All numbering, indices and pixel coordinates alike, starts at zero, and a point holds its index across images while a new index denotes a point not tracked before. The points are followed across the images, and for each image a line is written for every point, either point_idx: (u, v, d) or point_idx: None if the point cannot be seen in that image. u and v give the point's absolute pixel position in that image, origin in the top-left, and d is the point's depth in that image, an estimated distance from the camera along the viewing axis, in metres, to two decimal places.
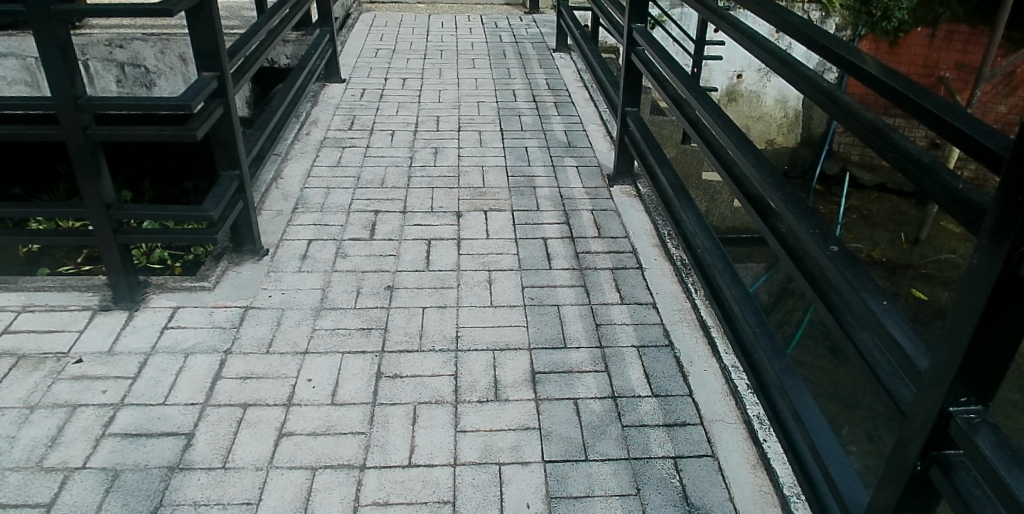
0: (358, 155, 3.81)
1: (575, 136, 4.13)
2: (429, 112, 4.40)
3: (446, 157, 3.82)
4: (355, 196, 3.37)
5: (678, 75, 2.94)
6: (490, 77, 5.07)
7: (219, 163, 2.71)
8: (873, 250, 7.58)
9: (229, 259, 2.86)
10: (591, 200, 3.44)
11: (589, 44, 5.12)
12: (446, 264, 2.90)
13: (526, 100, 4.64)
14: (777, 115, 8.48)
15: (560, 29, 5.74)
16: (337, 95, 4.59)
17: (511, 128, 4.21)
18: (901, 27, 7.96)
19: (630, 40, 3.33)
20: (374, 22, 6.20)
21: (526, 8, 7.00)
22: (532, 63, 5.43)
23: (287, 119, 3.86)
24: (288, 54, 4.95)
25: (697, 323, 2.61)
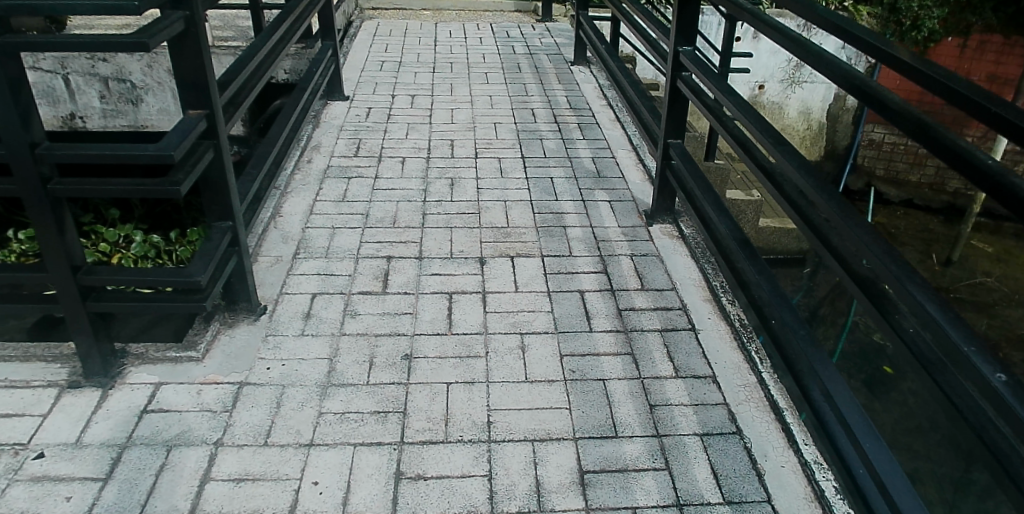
0: (366, 187, 3.43)
1: (604, 165, 3.76)
2: (441, 135, 4.01)
3: (464, 190, 3.44)
4: (364, 239, 3.00)
5: (734, 107, 2.57)
6: (505, 93, 4.69)
7: (209, 213, 2.33)
8: None
9: (221, 320, 2.49)
10: (629, 243, 3.06)
11: (612, 57, 4.72)
12: (470, 325, 2.52)
13: (547, 121, 4.26)
14: (800, 127, 8.11)
15: (578, 40, 5.31)
16: (341, 115, 4.20)
17: (533, 154, 3.83)
18: (932, 36, 7.55)
19: (676, 65, 2.97)
20: (377, 30, 5.80)
21: (538, 15, 6.59)
22: (549, 77, 5.04)
23: (288, 147, 3.49)
24: (287, 69, 4.57)
25: (768, 404, 2.23)
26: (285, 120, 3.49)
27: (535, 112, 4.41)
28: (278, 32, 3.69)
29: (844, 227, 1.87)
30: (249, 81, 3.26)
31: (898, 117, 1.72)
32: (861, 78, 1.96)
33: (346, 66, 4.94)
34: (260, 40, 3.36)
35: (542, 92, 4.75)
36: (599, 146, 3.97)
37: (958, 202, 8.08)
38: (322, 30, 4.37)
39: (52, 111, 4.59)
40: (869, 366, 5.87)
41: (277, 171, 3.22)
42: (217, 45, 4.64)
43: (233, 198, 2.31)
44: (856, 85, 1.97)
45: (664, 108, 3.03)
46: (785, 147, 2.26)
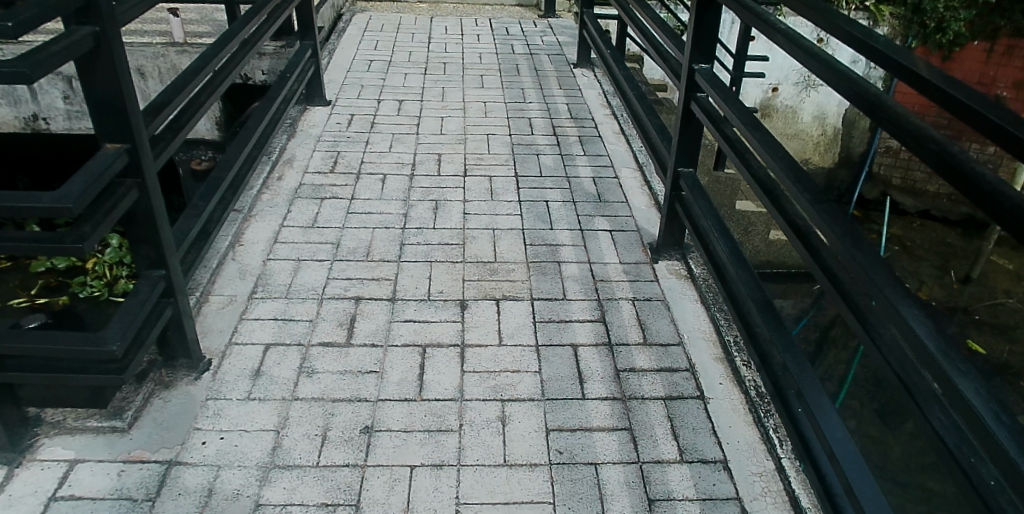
0: (340, 210, 3.08)
1: (605, 186, 3.38)
2: (427, 149, 3.65)
3: (448, 215, 3.08)
4: (331, 275, 2.66)
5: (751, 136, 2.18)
6: (501, 99, 4.32)
7: (138, 260, 1.99)
8: (919, 290, 6.82)
9: (157, 380, 2.16)
10: (631, 284, 2.71)
11: (617, 61, 4.33)
12: (444, 389, 2.18)
13: (545, 133, 3.89)
14: (815, 133, 7.70)
15: (582, 40, 4.91)
16: (319, 122, 3.85)
17: (528, 173, 3.46)
18: (957, 40, 6.98)
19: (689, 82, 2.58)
20: (368, 25, 5.43)
21: (540, 10, 6.18)
22: (550, 80, 4.65)
23: (254, 163, 3.14)
24: (264, 70, 4.21)
25: (788, 500, 1.89)
26: (250, 133, 3.14)
27: (532, 121, 4.04)
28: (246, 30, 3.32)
29: (877, 294, 1.51)
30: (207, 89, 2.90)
31: (948, 167, 1.34)
32: (901, 111, 1.55)
33: (330, 66, 4.56)
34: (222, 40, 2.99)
35: (541, 98, 4.37)
36: (601, 163, 3.59)
37: (978, 214, 7.62)
38: (300, 28, 3.99)
39: (13, 112, 4.28)
40: (882, 394, 5.54)
41: (238, 193, 2.87)
42: (189, 41, 4.28)
43: (166, 244, 1.97)
44: (893, 117, 1.56)
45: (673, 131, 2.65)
46: (812, 191, 1.88)
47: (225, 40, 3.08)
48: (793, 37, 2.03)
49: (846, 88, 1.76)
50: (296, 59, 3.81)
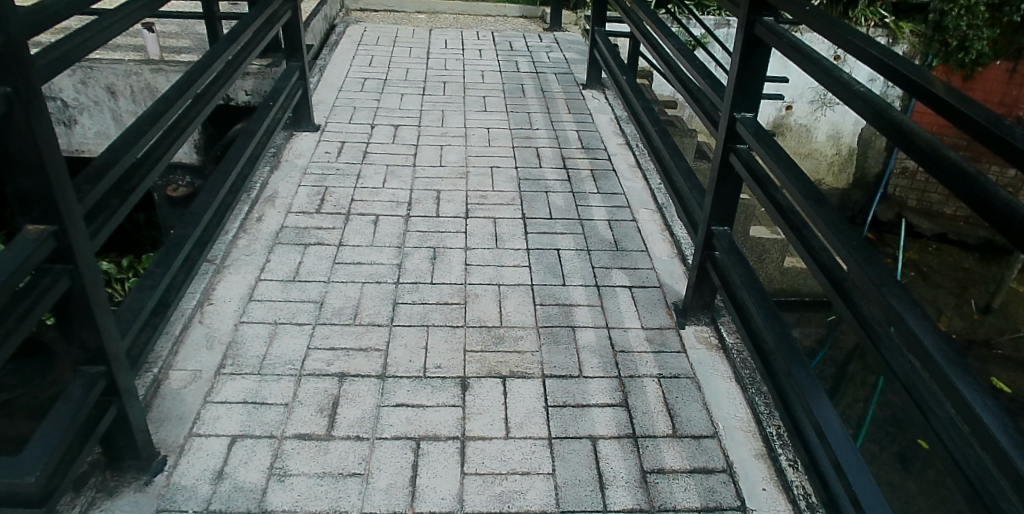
0: (326, 260, 2.74)
1: (622, 231, 3.04)
2: (424, 184, 3.31)
3: (448, 267, 2.74)
4: (313, 344, 2.33)
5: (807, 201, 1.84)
6: (505, 125, 3.98)
7: (72, 354, 1.64)
8: (939, 320, 6.47)
9: (99, 485, 1.82)
10: (654, 355, 2.37)
11: (631, 84, 3.99)
12: (440, 499, 1.84)
13: (554, 166, 3.55)
14: (829, 152, 7.40)
15: (591, 59, 4.58)
16: (306, 151, 3.50)
17: (536, 215, 3.12)
18: (980, 59, 6.48)
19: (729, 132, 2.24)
20: (362, 38, 5.10)
21: (545, 22, 5.85)
22: (558, 104, 4.32)
23: (231, 205, 2.80)
24: (247, 90, 3.87)
25: None
26: (227, 171, 2.80)
27: (539, 151, 3.70)
28: (227, 57, 3.00)
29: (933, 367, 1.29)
30: (177, 127, 2.57)
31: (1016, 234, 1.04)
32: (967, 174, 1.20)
33: (320, 85, 4.23)
34: (197, 71, 2.67)
35: (549, 124, 4.03)
36: (617, 203, 3.26)
37: (997, 238, 7.29)
38: (286, 47, 3.65)
39: None
40: (903, 437, 5.09)
41: (211, 243, 2.53)
42: (166, 58, 3.93)
43: (106, 336, 1.63)
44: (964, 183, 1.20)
45: (710, 187, 2.31)
46: (879, 268, 1.58)
47: (201, 70, 2.76)
48: (840, 78, 1.70)
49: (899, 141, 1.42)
50: (281, 83, 3.48)
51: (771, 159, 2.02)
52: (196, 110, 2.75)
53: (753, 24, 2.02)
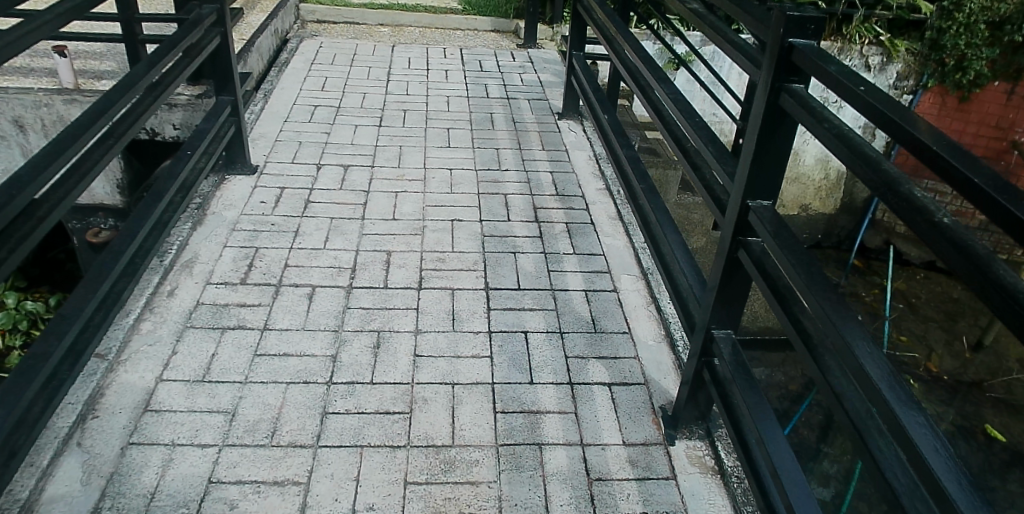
0: (245, 350, 2.27)
1: (601, 306, 2.63)
2: (373, 243, 2.84)
3: (394, 358, 2.29)
4: (215, 476, 1.87)
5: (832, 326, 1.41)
6: (471, 164, 3.53)
7: None
8: (928, 361, 6.08)
9: None
10: (637, 485, 1.95)
11: (611, 118, 3.58)
12: None
13: (524, 218, 3.11)
14: (816, 177, 7.10)
15: (568, 87, 4.13)
16: (238, 200, 3.03)
17: (502, 284, 2.68)
18: (978, 80, 6.10)
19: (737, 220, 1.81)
20: (316, 56, 4.64)
21: (520, 38, 5.42)
22: (530, 137, 3.89)
23: (128, 288, 2.22)
24: (175, 123, 3.36)
25: None
26: (127, 247, 2.24)
27: (508, 198, 3.26)
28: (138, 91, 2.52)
29: None
30: (61, 187, 2.11)
31: None
32: None
33: (263, 115, 3.76)
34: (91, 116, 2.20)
35: (519, 163, 3.60)
36: (596, 267, 2.83)
37: None
38: (215, 79, 3.08)
39: None
40: None
41: (94, 347, 2.00)
42: (83, 86, 3.43)
43: None
44: None
45: (714, 283, 1.88)
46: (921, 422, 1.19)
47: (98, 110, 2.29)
48: (891, 177, 1.27)
49: (990, 291, 1.00)
50: (206, 124, 2.92)
51: (789, 260, 1.59)
52: (91, 159, 2.29)
53: (779, 92, 1.57)
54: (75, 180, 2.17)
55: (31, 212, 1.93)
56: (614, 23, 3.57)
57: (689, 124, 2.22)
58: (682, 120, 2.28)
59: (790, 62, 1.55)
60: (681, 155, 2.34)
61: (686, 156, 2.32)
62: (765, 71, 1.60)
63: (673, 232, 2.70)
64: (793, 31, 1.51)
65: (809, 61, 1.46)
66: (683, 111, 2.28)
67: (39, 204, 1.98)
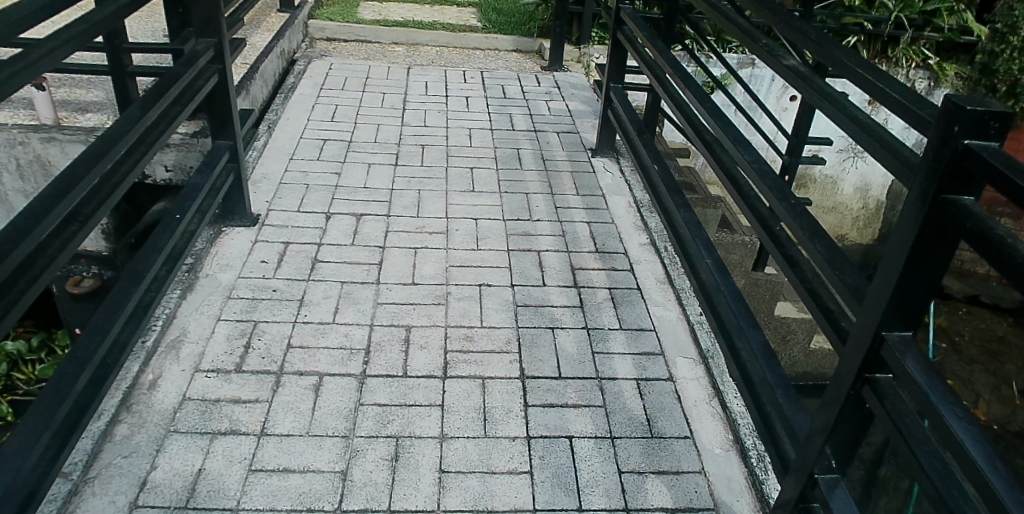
0: (238, 464, 1.89)
1: (655, 401, 2.24)
2: (390, 315, 2.46)
3: (416, 475, 1.90)
4: None
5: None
6: (499, 212, 3.15)
7: None
8: (974, 408, 5.63)
9: None
10: None
11: (655, 160, 3.19)
12: None
13: (560, 281, 2.73)
14: (853, 207, 6.60)
15: (603, 121, 3.72)
16: (236, 259, 2.66)
17: (540, 371, 2.30)
18: None
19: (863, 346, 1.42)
20: (325, 80, 4.28)
21: (544, 58, 5.04)
22: (562, 178, 3.51)
23: (98, 396, 1.83)
24: (168, 164, 3.01)
25: None
26: (96, 350, 1.83)
27: (542, 255, 2.88)
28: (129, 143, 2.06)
29: None
30: (42, 250, 1.71)
31: None
32: None
33: (266, 151, 3.40)
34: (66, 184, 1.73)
35: (552, 210, 3.22)
36: (647, 348, 2.45)
37: None
38: (211, 123, 2.68)
39: None
40: None
41: (47, 486, 1.59)
42: (65, 121, 3.07)
43: None
44: None
45: (829, 420, 1.51)
46: None
47: (88, 157, 1.90)
48: None
49: None
50: (200, 177, 2.53)
51: (942, 417, 1.21)
52: (65, 236, 1.79)
53: (945, 204, 1.20)
54: (44, 260, 1.67)
55: (20, 273, 1.59)
56: (666, 57, 3.15)
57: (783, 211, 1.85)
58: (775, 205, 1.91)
59: (963, 169, 1.17)
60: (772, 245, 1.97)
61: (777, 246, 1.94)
62: (923, 174, 1.24)
63: (742, 309, 2.28)
64: (971, 130, 1.14)
65: (992, 174, 1.08)
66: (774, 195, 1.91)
67: (31, 260, 1.65)
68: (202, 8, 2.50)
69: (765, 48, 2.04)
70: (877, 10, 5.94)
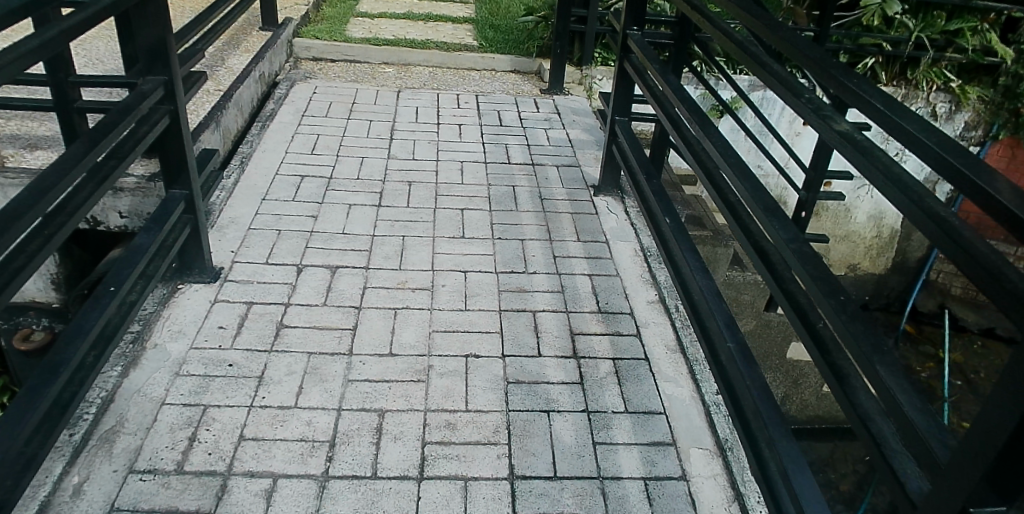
0: None
1: (666, 506, 1.91)
2: (362, 397, 2.14)
3: None
4: None
5: None
6: (491, 263, 2.82)
7: None
8: None
9: None
10: None
11: (666, 206, 2.85)
12: None
13: (558, 350, 2.41)
14: (867, 234, 6.29)
15: (606, 157, 3.38)
16: (189, 326, 2.34)
17: (532, 468, 1.97)
18: None
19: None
20: (307, 106, 3.98)
21: (544, 80, 4.74)
22: (562, 220, 3.18)
23: (14, 497, 1.50)
24: (121, 210, 2.69)
25: None
26: (9, 456, 1.50)
27: (537, 317, 2.55)
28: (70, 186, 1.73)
29: None
30: None
31: None
32: None
33: (236, 191, 3.08)
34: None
35: (550, 259, 2.89)
36: (656, 436, 2.13)
37: None
38: (162, 171, 2.35)
39: None
40: None
41: None
42: (9, 159, 2.74)
43: None
44: None
45: None
46: None
47: (21, 200, 1.58)
48: None
49: None
50: (146, 237, 2.18)
51: None
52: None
53: None
54: None
55: None
56: (677, 93, 2.80)
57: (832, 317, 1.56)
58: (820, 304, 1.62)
59: None
60: (814, 350, 1.69)
61: (822, 353, 1.66)
62: None
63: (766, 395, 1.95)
64: None
65: None
66: (819, 291, 1.63)
67: None
68: (145, 42, 2.16)
69: (804, 105, 1.71)
70: (896, 30, 5.39)
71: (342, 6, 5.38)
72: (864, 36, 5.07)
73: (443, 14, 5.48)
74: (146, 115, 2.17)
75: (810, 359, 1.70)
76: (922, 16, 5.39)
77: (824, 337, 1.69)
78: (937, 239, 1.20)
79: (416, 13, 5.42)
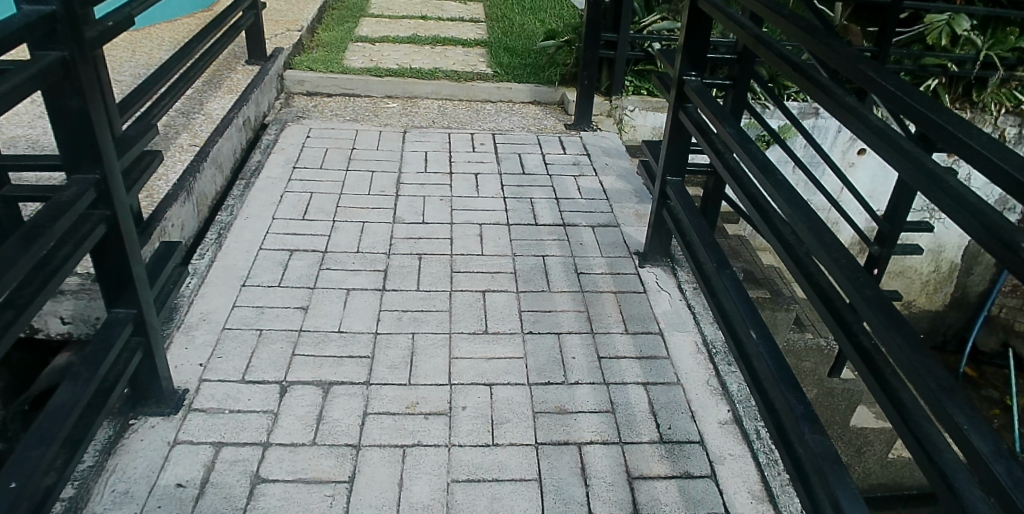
0: None
1: None
2: None
3: None
4: None
5: None
6: (521, 370, 2.27)
7: None
8: None
9: None
10: None
11: (729, 277, 2.34)
12: None
13: (614, 503, 1.85)
14: (925, 269, 5.62)
15: (658, 221, 2.82)
16: (138, 484, 1.81)
17: None
18: None
19: None
20: (301, 155, 3.47)
21: (568, 112, 4.20)
22: (604, 301, 2.62)
23: None
24: (64, 315, 2.21)
25: None
26: None
27: (584, 452, 2.00)
28: None
29: None
30: None
31: None
32: None
33: (210, 276, 2.57)
34: None
35: (594, 359, 2.34)
36: None
37: None
38: (102, 287, 1.81)
39: None
40: None
41: None
42: None
43: None
44: None
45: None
46: None
47: None
48: None
49: None
50: (71, 390, 1.66)
51: None
52: None
53: None
54: None
55: None
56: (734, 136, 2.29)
57: (887, 339, 1.39)
58: (867, 319, 1.47)
59: None
60: (879, 391, 1.50)
61: (888, 394, 1.47)
62: None
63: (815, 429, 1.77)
64: None
65: None
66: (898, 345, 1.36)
67: None
68: (67, 132, 1.58)
69: (860, 127, 1.49)
70: (961, 49, 4.81)
71: (340, 30, 4.87)
72: (928, 55, 4.49)
73: (452, 36, 4.96)
74: (82, 216, 1.64)
75: (875, 399, 1.52)
76: (989, 33, 4.79)
77: (889, 378, 1.49)
78: (1008, 261, 1.00)
79: (422, 36, 4.89)
